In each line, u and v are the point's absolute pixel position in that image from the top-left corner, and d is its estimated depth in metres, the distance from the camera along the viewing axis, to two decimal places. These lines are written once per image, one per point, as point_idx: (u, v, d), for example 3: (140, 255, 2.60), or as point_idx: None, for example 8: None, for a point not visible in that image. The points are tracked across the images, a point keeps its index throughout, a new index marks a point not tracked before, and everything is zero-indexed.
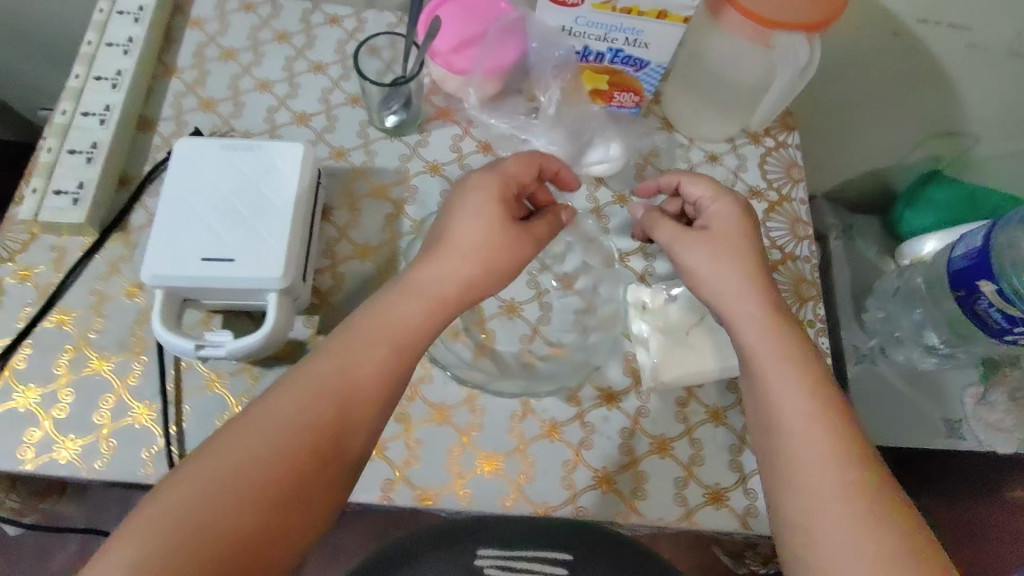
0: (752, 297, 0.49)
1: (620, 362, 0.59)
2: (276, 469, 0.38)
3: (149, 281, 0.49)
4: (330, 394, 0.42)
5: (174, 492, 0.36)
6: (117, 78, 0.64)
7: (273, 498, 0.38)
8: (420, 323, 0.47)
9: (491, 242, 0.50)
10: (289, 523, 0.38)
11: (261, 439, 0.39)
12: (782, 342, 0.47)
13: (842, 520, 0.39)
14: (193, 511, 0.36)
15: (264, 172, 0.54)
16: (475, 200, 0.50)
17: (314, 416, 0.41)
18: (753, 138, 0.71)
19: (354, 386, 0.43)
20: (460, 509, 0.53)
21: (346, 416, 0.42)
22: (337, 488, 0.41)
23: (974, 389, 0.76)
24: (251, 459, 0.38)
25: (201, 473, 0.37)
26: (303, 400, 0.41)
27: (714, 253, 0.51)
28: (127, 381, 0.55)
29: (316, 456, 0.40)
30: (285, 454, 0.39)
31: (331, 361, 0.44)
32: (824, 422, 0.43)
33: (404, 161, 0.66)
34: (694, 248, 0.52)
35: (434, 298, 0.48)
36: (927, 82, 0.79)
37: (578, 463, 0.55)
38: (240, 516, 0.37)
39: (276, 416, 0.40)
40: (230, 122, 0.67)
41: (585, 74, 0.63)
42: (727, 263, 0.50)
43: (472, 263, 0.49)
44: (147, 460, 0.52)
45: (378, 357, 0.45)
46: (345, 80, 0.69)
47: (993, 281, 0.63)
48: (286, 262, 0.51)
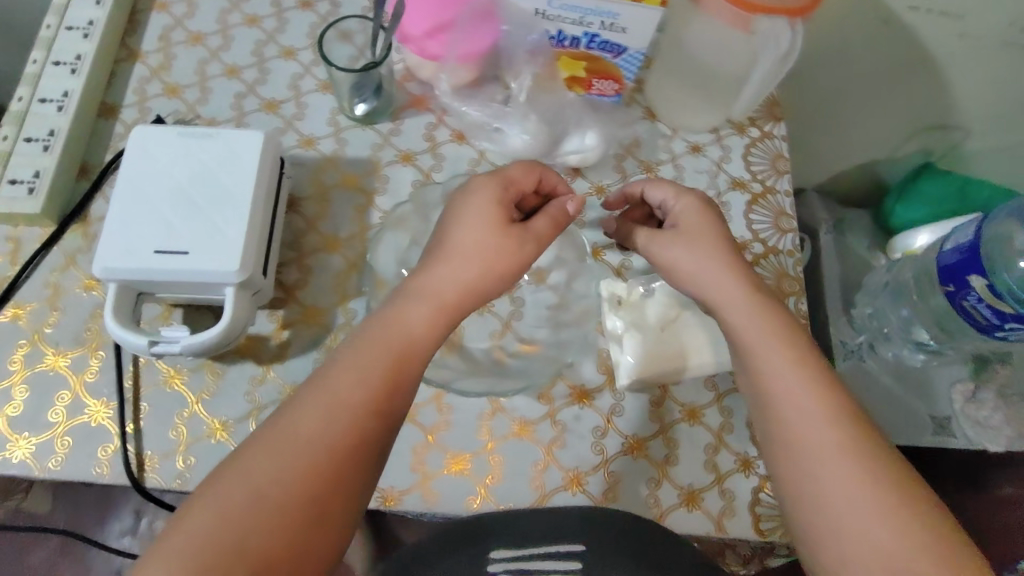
0: (762, 302, 0.46)
1: (594, 359, 0.57)
2: (290, 483, 0.37)
3: (101, 275, 0.47)
4: (342, 402, 0.40)
5: (190, 520, 0.35)
6: (77, 64, 0.62)
7: (291, 520, 0.36)
8: (423, 327, 0.44)
9: (490, 241, 0.47)
10: (310, 542, 0.37)
11: (273, 459, 0.38)
12: (797, 349, 0.44)
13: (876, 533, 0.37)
14: (213, 539, 0.35)
15: (222, 160, 0.52)
16: (475, 202, 0.48)
17: (323, 429, 0.39)
18: (738, 129, 0.69)
19: (360, 393, 0.40)
20: (425, 509, 0.51)
21: (358, 426, 0.40)
22: (357, 500, 0.39)
23: (962, 385, 0.74)
24: (266, 480, 0.37)
25: (218, 498, 0.36)
26: (311, 414, 0.39)
27: (708, 253, 0.48)
28: (83, 377, 0.53)
29: (331, 470, 0.38)
30: (298, 472, 0.38)
31: (335, 371, 0.41)
32: (853, 431, 0.41)
33: (375, 149, 0.64)
34: (683, 248, 0.49)
35: (436, 300, 0.45)
36: (917, 72, 0.76)
37: (549, 463, 0.53)
38: (259, 538, 0.35)
39: (285, 434, 0.39)
40: (195, 109, 0.65)
41: (561, 60, 0.61)
42: (725, 267, 0.48)
43: (470, 265, 0.46)
44: (102, 459, 0.51)
45: (379, 361, 0.42)
46: (316, 66, 0.67)
47: (983, 276, 0.62)
48: (243, 254, 0.49)
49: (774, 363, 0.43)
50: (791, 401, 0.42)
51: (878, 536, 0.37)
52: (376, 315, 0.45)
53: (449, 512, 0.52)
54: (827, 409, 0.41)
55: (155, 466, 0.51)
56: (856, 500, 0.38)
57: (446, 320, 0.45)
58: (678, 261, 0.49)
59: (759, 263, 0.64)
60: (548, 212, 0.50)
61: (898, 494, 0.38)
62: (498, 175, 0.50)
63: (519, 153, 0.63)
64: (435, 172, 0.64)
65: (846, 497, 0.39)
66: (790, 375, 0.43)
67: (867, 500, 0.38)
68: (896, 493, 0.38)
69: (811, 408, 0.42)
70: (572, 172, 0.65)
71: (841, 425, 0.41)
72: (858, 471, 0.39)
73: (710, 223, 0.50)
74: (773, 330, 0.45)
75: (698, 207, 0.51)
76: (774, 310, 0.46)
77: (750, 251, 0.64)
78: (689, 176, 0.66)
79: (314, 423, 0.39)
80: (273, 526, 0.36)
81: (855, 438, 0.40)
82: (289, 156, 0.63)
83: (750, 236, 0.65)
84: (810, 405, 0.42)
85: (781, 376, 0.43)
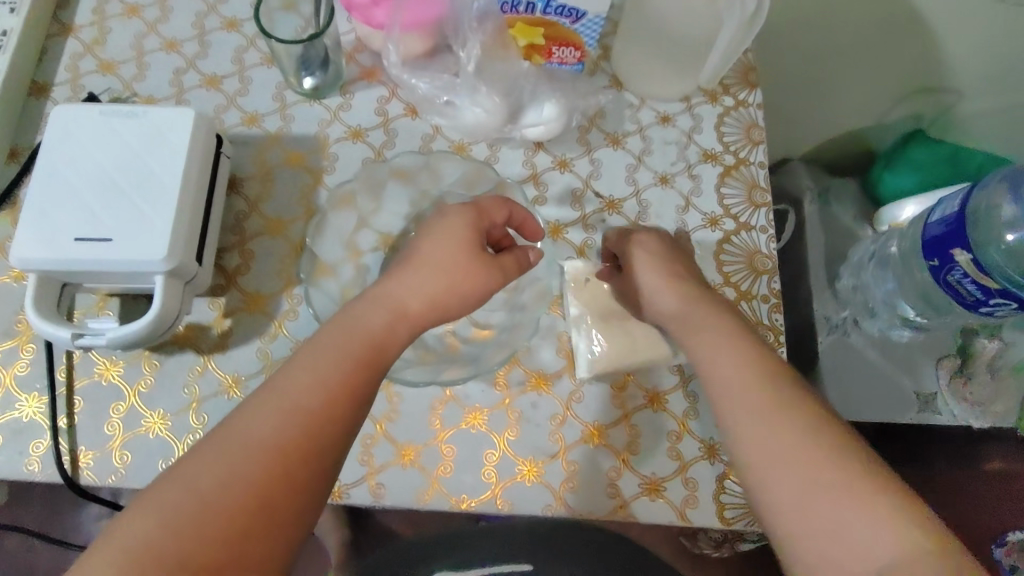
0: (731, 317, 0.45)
1: (553, 344, 0.55)
2: (241, 498, 0.34)
3: (19, 265, 0.45)
4: (300, 413, 0.37)
5: (127, 529, 0.33)
6: (2, 39, 0.58)
7: (234, 531, 0.34)
8: (385, 336, 0.41)
9: (462, 256, 0.44)
10: (254, 555, 0.34)
11: (221, 466, 0.35)
12: (741, 347, 0.43)
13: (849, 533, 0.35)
14: (150, 549, 0.32)
15: (149, 141, 0.49)
16: (446, 220, 0.46)
17: (275, 436, 0.36)
18: (710, 96, 0.65)
19: (315, 399, 0.38)
20: (373, 502, 0.50)
21: (312, 433, 0.37)
22: (308, 512, 0.36)
23: (950, 359, 0.72)
24: (210, 488, 0.34)
25: (159, 508, 0.34)
26: (263, 419, 0.37)
27: (654, 277, 0.49)
28: (14, 371, 0.51)
29: (279, 478, 0.35)
30: (245, 480, 0.35)
31: (289, 375, 0.38)
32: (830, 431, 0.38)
33: (324, 126, 0.61)
34: (637, 273, 0.50)
35: (399, 309, 0.42)
36: (902, 35, 0.72)
37: (503, 452, 0.51)
38: (197, 551, 0.33)
39: (234, 439, 0.36)
40: (131, 85, 0.61)
41: (516, 27, 0.57)
42: (674, 292, 0.48)
43: (431, 278, 0.43)
44: (34, 456, 0.48)
45: (337, 366, 0.39)
46: (261, 38, 0.63)
47: (968, 250, 0.58)
48: (171, 240, 0.46)
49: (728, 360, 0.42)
50: (763, 403, 0.40)
51: (837, 532, 0.35)
52: (337, 317, 0.42)
53: (398, 505, 0.50)
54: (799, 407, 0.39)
55: (90, 463, 0.48)
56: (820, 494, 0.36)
57: (407, 325, 0.42)
58: (641, 284, 0.50)
59: (730, 240, 0.61)
60: (514, 254, 0.48)
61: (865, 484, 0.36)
62: (471, 207, 0.47)
63: (472, 128, 0.60)
64: (387, 150, 0.60)
65: (808, 494, 0.36)
66: (761, 373, 0.41)
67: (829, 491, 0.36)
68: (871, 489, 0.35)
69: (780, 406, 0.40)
70: (533, 146, 0.62)
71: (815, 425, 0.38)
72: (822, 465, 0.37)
73: (655, 249, 0.51)
74: (732, 338, 0.43)
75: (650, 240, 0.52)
76: (724, 317, 0.45)
77: (721, 226, 0.61)
78: (657, 148, 0.63)
79: (264, 426, 0.36)
80: (212, 538, 0.33)
81: (811, 427, 0.38)
82: (230, 134, 0.60)
83: (721, 210, 0.61)
84: (786, 405, 0.39)
85: (744, 376, 0.41)
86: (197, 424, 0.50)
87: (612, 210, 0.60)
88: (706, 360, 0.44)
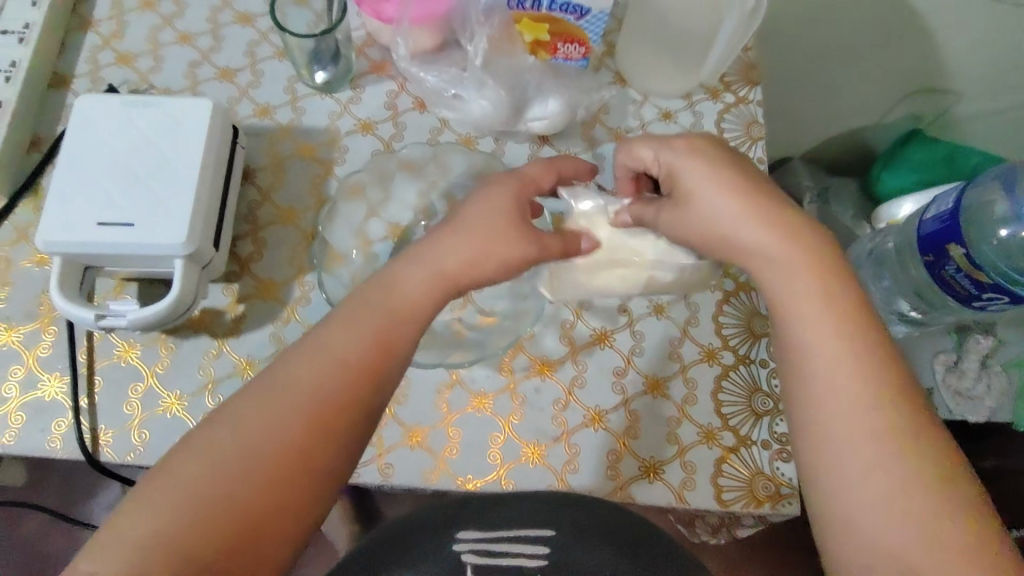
0: (824, 264, 0.42)
1: (556, 331, 0.57)
2: (283, 448, 0.36)
3: (45, 248, 0.47)
4: (340, 370, 0.39)
5: (176, 466, 0.35)
6: (25, 32, 0.60)
7: (275, 476, 0.36)
8: (419, 293, 0.43)
9: (501, 224, 0.45)
10: (291, 501, 0.36)
11: (264, 415, 0.37)
12: (814, 291, 0.41)
13: (870, 500, 0.36)
14: (195, 487, 0.34)
15: (168, 131, 0.50)
16: (494, 189, 0.47)
17: (315, 391, 0.38)
18: (711, 93, 0.67)
19: (356, 358, 0.39)
20: (382, 481, 0.51)
21: (352, 391, 0.39)
22: (344, 466, 0.38)
23: (945, 355, 0.73)
24: (255, 435, 0.36)
25: (206, 450, 0.36)
26: (306, 373, 0.38)
27: (734, 209, 0.44)
28: (36, 352, 0.52)
29: (319, 431, 0.37)
30: (287, 429, 0.37)
31: (329, 332, 0.40)
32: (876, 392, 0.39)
33: (334, 118, 0.62)
34: (710, 205, 0.44)
35: (437, 268, 0.43)
36: (902, 31, 0.73)
37: (508, 436, 0.53)
38: (240, 492, 0.35)
39: (277, 389, 0.38)
40: (148, 78, 0.63)
41: (523, 23, 0.58)
42: (776, 233, 0.43)
43: (468, 240, 0.44)
44: (55, 433, 0.50)
45: (374, 327, 0.41)
46: (273, 32, 0.65)
47: (961, 245, 0.60)
48: (190, 226, 0.48)
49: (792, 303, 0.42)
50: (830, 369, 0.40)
51: (879, 508, 0.36)
52: (375, 279, 0.44)
53: (406, 485, 0.51)
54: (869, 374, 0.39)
55: (110, 441, 0.50)
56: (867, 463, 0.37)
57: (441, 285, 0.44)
58: (717, 211, 0.44)
59: None
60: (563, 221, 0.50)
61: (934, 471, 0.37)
62: (518, 176, 0.48)
63: (480, 122, 0.62)
64: (395, 142, 0.62)
65: (861, 472, 0.37)
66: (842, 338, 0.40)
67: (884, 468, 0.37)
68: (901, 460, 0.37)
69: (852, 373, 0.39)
70: (538, 140, 0.63)
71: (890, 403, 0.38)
72: (885, 444, 0.37)
73: (732, 173, 0.45)
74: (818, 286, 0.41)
75: (721, 157, 0.46)
76: (812, 255, 0.42)
77: None
78: None
79: (306, 381, 0.38)
80: (254, 481, 0.35)
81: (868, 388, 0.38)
82: (244, 126, 0.62)
83: None
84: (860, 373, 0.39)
85: (823, 342, 0.40)
86: (212, 404, 0.52)
87: None
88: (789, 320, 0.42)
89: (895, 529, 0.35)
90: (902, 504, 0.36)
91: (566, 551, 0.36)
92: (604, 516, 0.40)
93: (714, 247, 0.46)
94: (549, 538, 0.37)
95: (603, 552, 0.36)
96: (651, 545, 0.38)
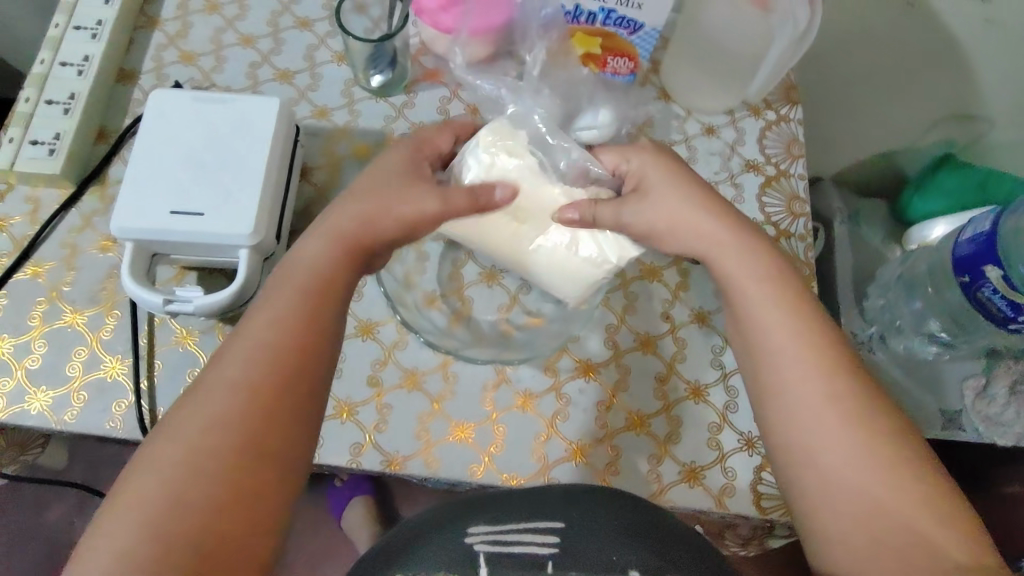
0: (741, 247, 0.49)
1: (600, 335, 0.58)
2: (233, 435, 0.37)
3: (117, 234, 0.49)
4: (268, 348, 0.40)
5: (130, 489, 0.35)
6: (97, 28, 0.63)
7: (234, 469, 0.36)
8: (325, 259, 0.45)
9: (393, 188, 0.48)
10: (259, 489, 0.37)
11: (206, 414, 0.37)
12: (760, 280, 0.47)
13: (849, 479, 0.40)
14: (161, 503, 0.34)
15: (237, 126, 0.52)
16: (382, 165, 0.50)
17: (247, 375, 0.39)
18: (753, 111, 0.69)
19: (280, 338, 0.41)
20: (427, 474, 0.52)
21: (287, 371, 0.40)
22: (300, 446, 0.39)
23: (974, 380, 0.73)
24: (202, 438, 0.36)
25: (160, 459, 0.36)
26: (233, 366, 0.39)
27: (687, 202, 0.51)
28: (99, 335, 0.55)
29: (263, 409, 0.38)
30: (230, 418, 0.37)
31: (248, 323, 0.41)
32: (816, 376, 0.43)
33: (389, 122, 0.64)
34: (667, 196, 0.51)
35: (335, 236, 0.46)
36: (941, 61, 0.73)
37: (551, 436, 0.54)
38: (203, 493, 0.35)
39: (215, 389, 0.38)
40: (211, 77, 0.65)
41: (576, 36, 0.61)
42: (721, 223, 0.50)
43: (372, 213, 0.47)
44: (116, 413, 0.52)
45: (288, 306, 0.42)
46: (332, 38, 0.67)
47: (998, 267, 0.60)
48: (256, 217, 0.50)
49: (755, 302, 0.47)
50: (800, 373, 0.43)
51: (858, 484, 0.40)
52: (286, 262, 0.46)
53: (451, 478, 0.52)
54: (810, 368, 0.43)
55: None
56: (835, 459, 0.40)
57: (350, 257, 0.46)
58: (671, 208, 0.50)
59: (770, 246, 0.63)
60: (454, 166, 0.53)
61: (895, 449, 0.40)
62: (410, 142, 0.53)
63: None
64: None
65: (838, 466, 0.40)
66: (786, 332, 0.45)
67: (851, 459, 0.40)
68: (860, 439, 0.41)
69: (800, 368, 0.43)
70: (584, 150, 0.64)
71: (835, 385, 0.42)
72: (826, 428, 0.41)
73: (679, 169, 0.53)
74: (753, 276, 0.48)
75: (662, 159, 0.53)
76: (744, 234, 0.50)
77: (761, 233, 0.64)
78: (701, 158, 0.66)
79: (236, 369, 0.39)
80: (218, 481, 0.36)
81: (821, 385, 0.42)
82: (302, 126, 0.64)
83: (762, 218, 0.64)
84: (810, 368, 0.43)
85: (788, 350, 0.44)
86: None
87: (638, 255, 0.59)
88: (750, 333, 0.46)
89: (876, 502, 0.39)
90: (865, 481, 0.39)
91: (574, 539, 0.37)
92: (610, 507, 0.40)
93: (677, 234, 0.50)
94: (558, 528, 0.37)
95: (609, 535, 0.37)
96: (667, 533, 0.39)
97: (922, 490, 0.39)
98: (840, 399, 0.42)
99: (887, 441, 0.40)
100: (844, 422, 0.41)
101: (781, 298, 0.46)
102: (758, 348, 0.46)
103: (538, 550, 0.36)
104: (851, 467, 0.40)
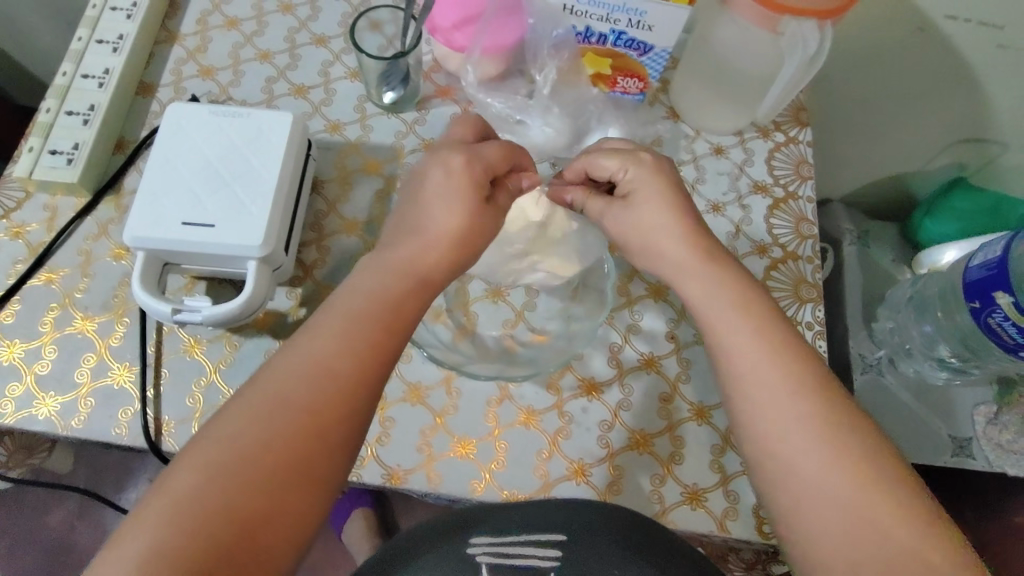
0: (744, 277, 0.47)
1: (604, 354, 0.58)
2: (274, 452, 0.36)
3: (130, 243, 0.50)
4: (328, 373, 0.39)
5: (161, 490, 0.35)
6: (118, 42, 0.64)
7: (267, 478, 0.36)
8: (381, 288, 0.44)
9: (451, 217, 0.46)
10: (285, 502, 0.36)
11: (253, 426, 0.37)
12: (759, 309, 0.45)
13: (849, 514, 0.37)
14: (189, 509, 0.34)
15: (251, 138, 0.54)
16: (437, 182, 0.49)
17: (302, 396, 0.38)
18: (762, 132, 0.69)
19: (334, 353, 0.40)
20: (428, 489, 0.52)
21: (339, 388, 0.39)
22: (338, 463, 0.39)
23: (985, 407, 0.72)
24: (243, 445, 0.36)
25: (193, 464, 0.36)
26: (283, 374, 0.39)
27: (671, 217, 0.48)
28: (109, 341, 0.55)
29: (309, 433, 0.38)
30: (275, 436, 0.37)
31: (310, 341, 0.41)
32: (828, 405, 0.41)
33: (399, 137, 0.65)
34: (652, 213, 0.49)
35: (397, 270, 0.45)
36: (954, 85, 0.72)
37: (554, 453, 0.54)
38: (230, 500, 0.35)
39: (266, 402, 0.38)
40: (228, 90, 0.66)
41: (587, 56, 0.62)
42: (702, 245, 0.48)
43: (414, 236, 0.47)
44: (122, 420, 0.53)
45: (352, 329, 0.41)
46: (346, 54, 0.68)
47: (1009, 293, 0.58)
48: (265, 230, 0.50)
49: (738, 324, 0.44)
50: (764, 395, 0.42)
51: (859, 518, 0.37)
52: (349, 283, 0.45)
53: (452, 494, 0.52)
54: (778, 383, 0.42)
55: (172, 431, 0.52)
56: (811, 474, 0.39)
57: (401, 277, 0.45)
58: (645, 230, 0.49)
59: (776, 268, 0.63)
60: (506, 184, 0.51)
61: (885, 477, 0.38)
62: (471, 154, 0.48)
63: (541, 148, 0.64)
64: None
65: (818, 486, 0.38)
66: (775, 361, 0.42)
67: (832, 484, 0.38)
68: (874, 474, 0.38)
69: (767, 387, 0.42)
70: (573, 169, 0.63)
71: (800, 402, 0.41)
72: (828, 456, 0.39)
73: (676, 183, 0.50)
74: (759, 308, 0.45)
75: (652, 172, 0.50)
76: (727, 262, 0.47)
77: (768, 254, 0.64)
78: (710, 178, 0.66)
79: (294, 387, 0.39)
80: (245, 496, 0.35)
81: (809, 410, 0.40)
82: (315, 140, 0.65)
83: (770, 240, 0.64)
84: (776, 389, 0.41)
85: (777, 376, 0.42)
86: None
87: (633, 274, 0.61)
88: (731, 350, 0.44)
89: (896, 545, 0.36)
90: (867, 517, 0.37)
91: (575, 552, 0.38)
92: (606, 513, 0.40)
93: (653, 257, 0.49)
94: (560, 541, 0.38)
95: (610, 552, 0.38)
96: (663, 543, 0.39)
97: (929, 533, 0.36)
98: (807, 414, 0.40)
99: (859, 455, 0.39)
100: (816, 437, 0.40)
101: (787, 330, 0.44)
102: (723, 375, 0.44)
103: (540, 566, 0.37)
104: (843, 490, 0.38)
